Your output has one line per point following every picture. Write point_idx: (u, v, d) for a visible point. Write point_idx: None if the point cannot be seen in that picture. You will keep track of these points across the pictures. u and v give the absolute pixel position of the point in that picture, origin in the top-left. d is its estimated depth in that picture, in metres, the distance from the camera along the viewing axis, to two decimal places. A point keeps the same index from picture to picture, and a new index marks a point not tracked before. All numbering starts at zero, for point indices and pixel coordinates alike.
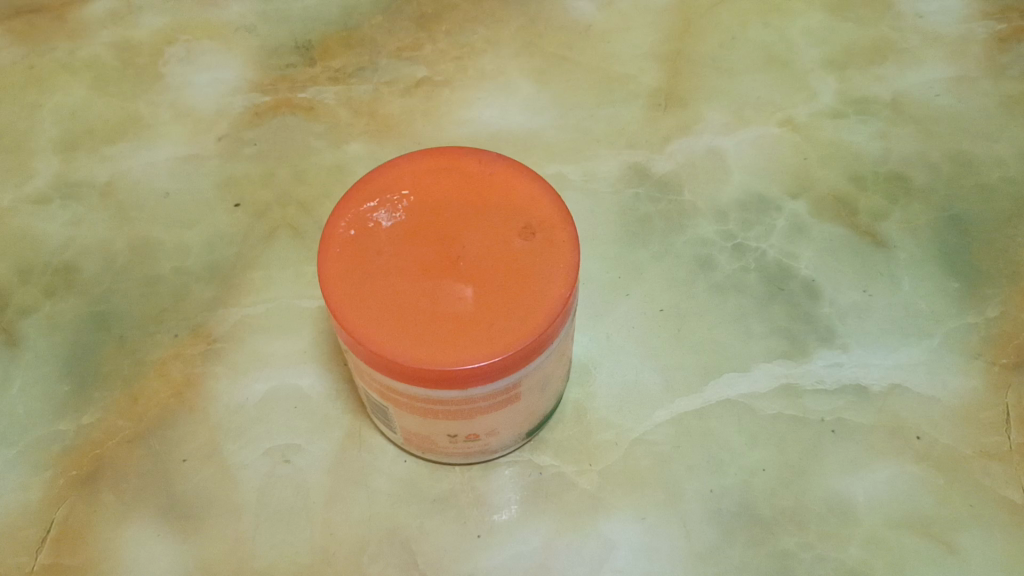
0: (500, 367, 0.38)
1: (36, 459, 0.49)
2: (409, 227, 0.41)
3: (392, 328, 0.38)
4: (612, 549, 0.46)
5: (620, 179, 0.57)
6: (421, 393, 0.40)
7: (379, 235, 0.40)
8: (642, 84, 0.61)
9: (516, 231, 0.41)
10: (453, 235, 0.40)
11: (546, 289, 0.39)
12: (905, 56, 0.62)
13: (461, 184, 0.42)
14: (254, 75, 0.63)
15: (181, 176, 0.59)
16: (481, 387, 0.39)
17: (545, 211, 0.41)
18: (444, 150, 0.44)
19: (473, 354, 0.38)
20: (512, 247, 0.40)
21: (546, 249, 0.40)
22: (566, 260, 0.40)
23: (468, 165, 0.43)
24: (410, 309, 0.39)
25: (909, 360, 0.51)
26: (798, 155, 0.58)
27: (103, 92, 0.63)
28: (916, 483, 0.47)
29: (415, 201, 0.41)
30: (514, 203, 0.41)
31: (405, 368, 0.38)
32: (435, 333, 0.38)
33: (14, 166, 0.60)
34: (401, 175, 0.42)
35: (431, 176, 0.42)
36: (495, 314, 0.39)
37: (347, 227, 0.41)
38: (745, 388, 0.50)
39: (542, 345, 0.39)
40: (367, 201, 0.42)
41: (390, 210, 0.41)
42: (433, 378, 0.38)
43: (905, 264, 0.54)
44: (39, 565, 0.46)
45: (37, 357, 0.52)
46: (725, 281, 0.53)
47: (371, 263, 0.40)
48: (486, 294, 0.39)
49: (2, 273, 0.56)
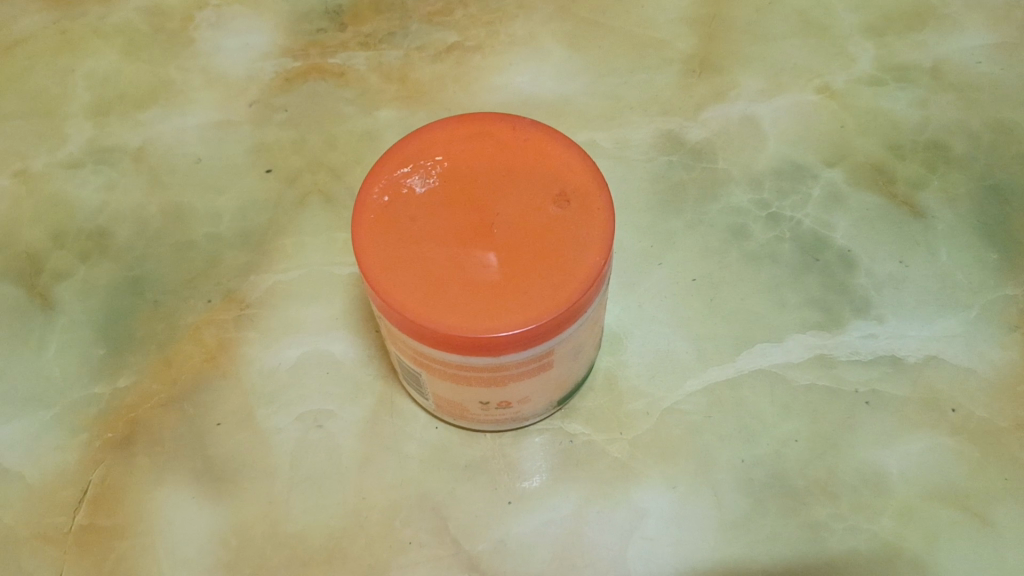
0: (535, 335, 0.38)
1: (72, 421, 0.50)
2: (443, 194, 0.40)
3: (426, 295, 0.38)
4: (643, 517, 0.46)
5: (653, 146, 0.57)
6: (455, 360, 0.40)
7: (413, 201, 0.40)
8: (676, 49, 0.60)
9: (550, 197, 0.40)
10: (488, 201, 0.40)
11: (581, 256, 0.39)
12: (947, 22, 0.61)
13: (495, 150, 0.42)
14: (284, 40, 0.63)
15: (213, 141, 0.59)
16: (516, 354, 0.39)
17: (581, 178, 0.41)
18: (477, 115, 0.43)
19: (508, 321, 0.38)
20: (547, 214, 0.40)
21: (581, 217, 0.40)
22: (602, 228, 0.40)
23: (502, 131, 0.42)
24: (444, 277, 0.39)
25: (946, 331, 0.50)
26: (835, 122, 0.57)
27: (134, 57, 0.63)
28: (951, 455, 0.46)
29: (449, 167, 0.41)
30: (548, 170, 0.41)
31: (440, 336, 0.38)
32: (469, 301, 0.38)
33: (47, 130, 0.60)
34: (435, 140, 0.42)
35: (464, 141, 0.42)
36: (530, 281, 0.38)
37: (381, 193, 0.41)
38: (779, 358, 0.50)
39: (576, 313, 0.39)
40: (401, 167, 0.41)
41: (424, 175, 0.41)
42: (468, 346, 0.38)
43: (943, 235, 0.53)
44: (76, 526, 0.47)
45: (72, 321, 0.53)
46: (760, 250, 0.53)
47: (404, 229, 0.40)
48: (520, 262, 0.39)
49: (36, 236, 0.56)
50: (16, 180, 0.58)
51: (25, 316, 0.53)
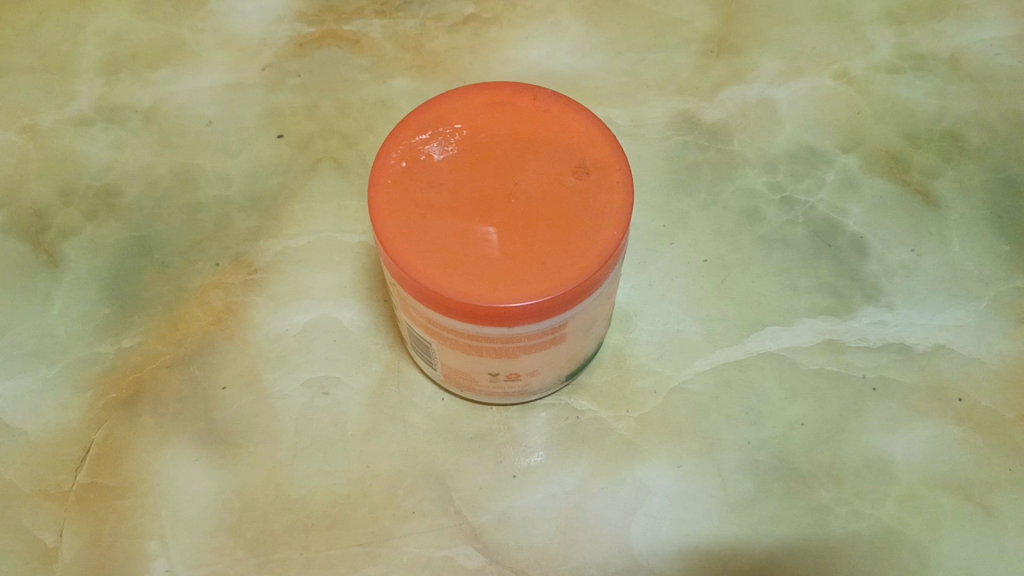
0: (550, 307, 0.38)
1: (77, 378, 0.50)
2: (461, 161, 0.40)
3: (441, 263, 0.38)
4: (647, 495, 0.46)
5: (669, 125, 0.57)
6: (468, 329, 0.39)
7: (431, 168, 0.40)
8: (694, 29, 0.60)
9: (569, 169, 0.40)
10: (505, 171, 0.40)
11: (598, 229, 0.39)
12: (966, 12, 0.60)
13: (514, 120, 0.41)
14: (299, 5, 0.62)
15: (224, 103, 0.58)
16: (529, 326, 0.39)
17: (600, 150, 0.41)
18: (496, 84, 0.43)
19: (525, 291, 0.37)
20: (565, 186, 0.40)
21: (600, 189, 0.40)
22: (619, 201, 0.39)
23: (522, 101, 0.42)
24: (460, 245, 0.38)
25: (955, 321, 0.50)
26: (852, 108, 0.57)
27: (147, 16, 0.62)
28: (956, 444, 0.46)
29: (468, 135, 0.41)
30: (567, 141, 0.41)
31: (455, 303, 0.38)
32: (485, 270, 0.38)
33: (57, 86, 0.59)
34: (453, 109, 0.42)
35: (483, 110, 0.42)
36: (546, 252, 0.38)
37: (399, 159, 0.40)
38: (788, 341, 0.49)
39: (592, 287, 0.39)
40: (419, 133, 0.41)
41: (442, 143, 0.41)
42: (482, 315, 0.38)
43: (955, 225, 0.53)
44: (79, 483, 0.47)
45: (79, 280, 0.53)
46: (772, 234, 0.53)
47: (422, 196, 0.39)
48: (537, 233, 0.38)
49: (44, 193, 0.56)
50: (24, 135, 0.57)
51: (31, 273, 0.53)
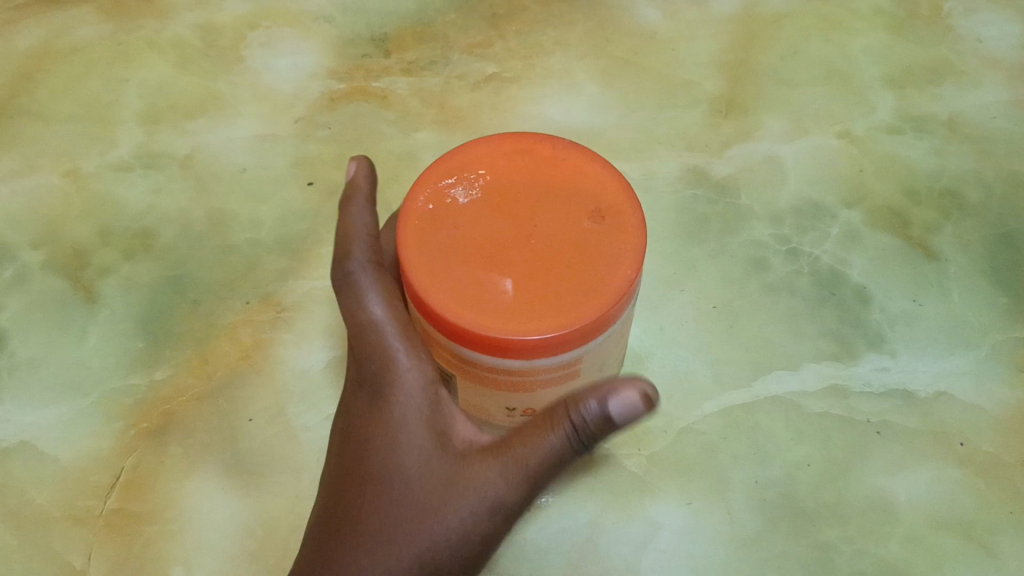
0: (566, 341, 0.40)
1: (109, 408, 0.52)
2: (486, 204, 0.43)
3: (466, 298, 0.40)
4: (658, 530, 0.47)
5: (679, 179, 0.59)
6: (486, 362, 0.41)
7: (456, 210, 0.42)
8: (704, 91, 0.63)
9: (586, 213, 0.43)
10: (526, 214, 0.42)
11: (613, 269, 0.41)
12: (963, 78, 0.64)
13: (535, 168, 0.44)
14: (331, 63, 0.66)
15: (258, 153, 0.62)
16: (546, 361, 0.40)
17: (614, 198, 0.43)
18: (518, 135, 0.46)
19: (544, 325, 0.39)
20: (582, 228, 0.42)
21: (615, 231, 0.42)
22: (632, 244, 0.42)
23: (542, 151, 0.45)
24: (485, 281, 0.40)
25: (956, 368, 0.52)
26: (855, 166, 0.60)
27: (186, 70, 0.66)
28: (957, 487, 0.48)
29: (492, 181, 0.43)
30: (583, 188, 0.43)
31: (475, 335, 0.40)
32: (507, 305, 0.40)
33: (99, 134, 0.63)
34: (477, 156, 0.44)
35: (506, 158, 0.44)
36: (563, 288, 0.40)
37: (426, 202, 0.43)
38: (794, 385, 0.51)
39: (605, 324, 0.41)
40: (446, 179, 0.44)
41: (467, 187, 0.43)
42: (502, 347, 0.40)
43: (955, 277, 0.55)
44: (107, 510, 0.48)
45: (114, 315, 0.55)
46: (779, 282, 0.55)
47: (448, 236, 0.42)
48: (555, 271, 0.41)
49: (83, 233, 0.58)
50: (66, 179, 0.61)
51: (69, 308, 0.55)
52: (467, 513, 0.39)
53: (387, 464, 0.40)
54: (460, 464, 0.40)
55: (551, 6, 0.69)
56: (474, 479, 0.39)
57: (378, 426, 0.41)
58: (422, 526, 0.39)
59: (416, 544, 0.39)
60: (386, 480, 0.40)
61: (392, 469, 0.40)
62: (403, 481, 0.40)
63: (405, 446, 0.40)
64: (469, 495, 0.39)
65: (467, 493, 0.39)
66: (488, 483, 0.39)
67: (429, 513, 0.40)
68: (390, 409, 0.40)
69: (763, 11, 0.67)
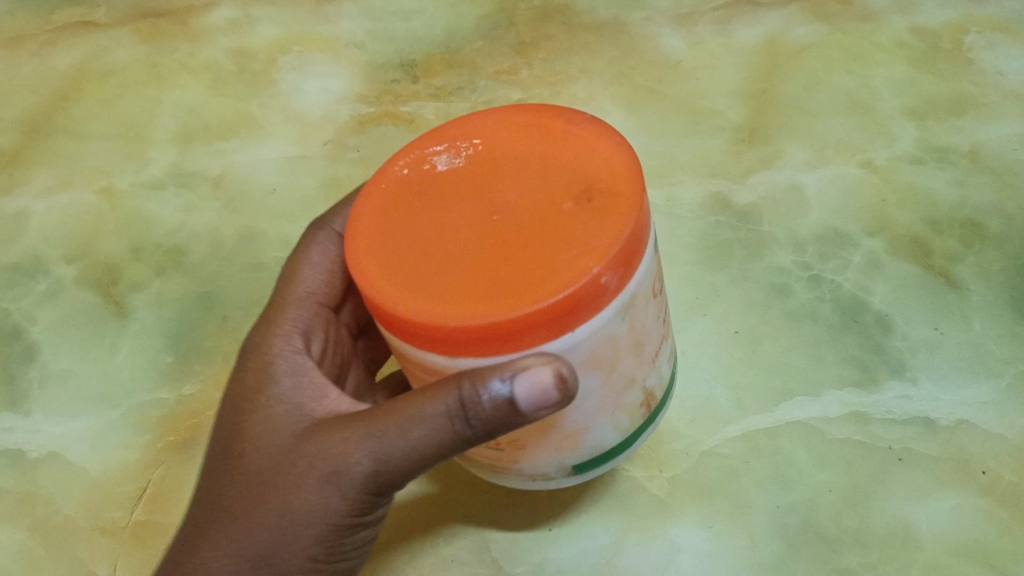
0: (493, 338, 0.31)
1: (136, 421, 0.52)
2: (460, 174, 0.35)
3: (393, 270, 0.32)
4: (678, 553, 0.47)
5: (702, 206, 0.61)
6: (412, 352, 0.33)
7: (428, 177, 0.35)
8: (727, 119, 0.64)
9: (572, 194, 0.33)
10: (499, 185, 0.34)
11: (580, 260, 0.31)
12: (985, 110, 0.64)
13: (536, 140, 0.35)
14: (361, 88, 0.68)
15: (287, 173, 0.63)
16: (473, 362, 0.32)
17: (618, 179, 0.33)
18: (536, 104, 0.37)
19: (464, 313, 0.30)
20: (562, 211, 0.32)
21: (600, 219, 0.32)
22: (610, 238, 0.31)
23: (553, 120, 0.36)
24: (422, 256, 0.32)
25: (977, 398, 0.51)
26: (876, 195, 0.60)
27: (219, 93, 0.68)
28: (979, 515, 0.47)
29: (481, 150, 0.35)
30: (581, 164, 0.34)
31: (389, 315, 0.32)
32: (433, 285, 0.31)
33: (135, 153, 0.65)
34: (478, 122, 0.36)
35: (511, 125, 0.36)
36: (509, 274, 0.31)
37: (400, 166, 0.36)
38: (816, 411, 0.51)
39: (551, 326, 0.31)
40: (432, 143, 0.36)
41: (451, 153, 0.35)
42: (417, 332, 0.31)
43: (977, 306, 0.55)
44: (133, 520, 0.49)
45: (144, 329, 0.56)
46: (801, 308, 0.56)
47: (407, 202, 0.34)
48: (507, 255, 0.31)
49: (117, 249, 0.60)
50: (100, 195, 0.63)
51: (101, 321, 0.57)
52: (316, 483, 0.38)
53: (253, 421, 0.41)
54: (316, 429, 0.39)
55: (578, 34, 0.71)
56: (327, 447, 0.38)
57: (255, 386, 0.43)
58: (275, 492, 0.38)
59: (256, 518, 0.38)
60: (247, 437, 0.40)
61: (255, 429, 0.40)
62: (254, 447, 0.40)
63: (273, 409, 0.41)
64: (319, 463, 0.38)
65: (319, 461, 0.38)
66: (345, 454, 0.37)
67: (275, 484, 0.38)
68: (267, 371, 0.43)
69: (786, 41, 0.68)
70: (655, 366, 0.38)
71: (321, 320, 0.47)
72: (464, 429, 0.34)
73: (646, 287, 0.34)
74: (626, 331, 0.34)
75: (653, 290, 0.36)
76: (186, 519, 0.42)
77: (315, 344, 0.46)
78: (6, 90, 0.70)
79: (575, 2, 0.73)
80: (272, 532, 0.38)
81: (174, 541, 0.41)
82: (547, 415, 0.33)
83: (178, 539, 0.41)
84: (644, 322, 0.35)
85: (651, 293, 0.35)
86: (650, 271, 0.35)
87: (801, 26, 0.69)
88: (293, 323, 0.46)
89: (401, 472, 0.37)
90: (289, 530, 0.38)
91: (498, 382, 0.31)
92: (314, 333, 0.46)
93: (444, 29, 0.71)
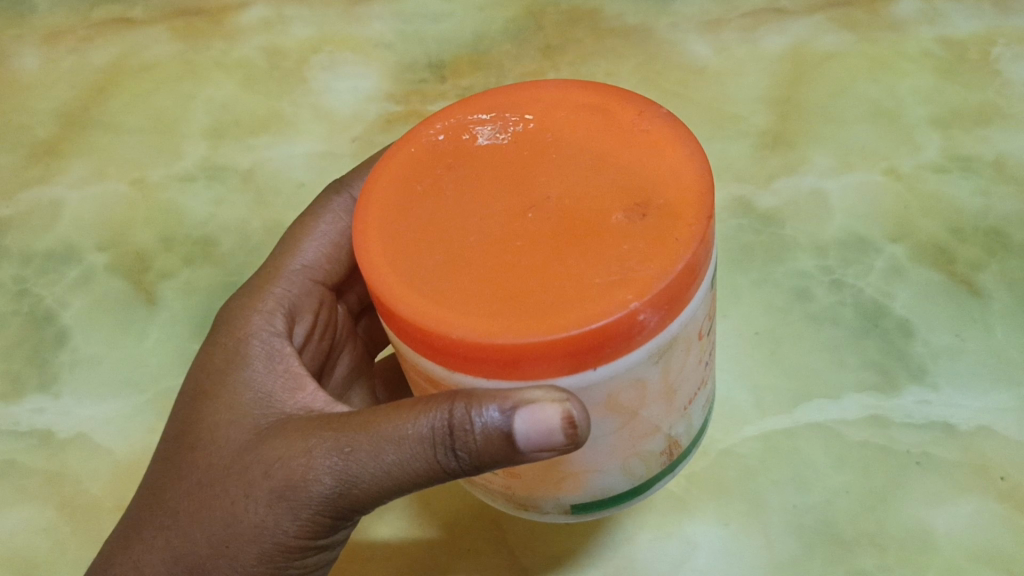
0: (496, 357, 0.30)
1: (162, 405, 0.53)
2: (500, 154, 0.34)
3: (402, 250, 0.32)
4: (694, 550, 0.48)
5: (725, 209, 0.61)
6: (410, 356, 0.33)
7: (469, 149, 0.35)
8: (752, 125, 0.65)
9: (623, 203, 0.32)
10: (539, 180, 0.33)
11: (613, 287, 0.30)
12: (1011, 121, 0.64)
13: (594, 131, 0.34)
14: (389, 87, 0.69)
15: (317, 169, 0.64)
16: (472, 379, 0.31)
17: (683, 197, 0.32)
18: (611, 90, 0.36)
19: (468, 321, 0.30)
20: (606, 220, 0.32)
21: (648, 236, 0.31)
22: (655, 269, 0.30)
23: (624, 114, 0.35)
24: (437, 242, 0.32)
25: (998, 405, 0.51)
26: (900, 202, 0.60)
27: (251, 90, 0.69)
28: (998, 522, 0.47)
29: (530, 130, 0.35)
30: (641, 172, 0.33)
31: (386, 305, 0.31)
32: (443, 280, 0.31)
33: (168, 146, 0.67)
34: (539, 99, 0.36)
35: (571, 110, 0.35)
36: (527, 290, 0.30)
37: (440, 132, 0.36)
38: (835, 414, 0.51)
39: (567, 358, 0.30)
40: (481, 113, 0.36)
41: (497, 129, 0.35)
42: (412, 332, 0.31)
43: (999, 314, 0.55)
44: None
45: (172, 317, 0.57)
46: (821, 312, 0.56)
47: (435, 174, 0.34)
48: (535, 259, 0.31)
49: (148, 239, 0.62)
50: (133, 187, 0.65)
51: (130, 308, 0.58)
52: (269, 494, 0.36)
53: (219, 407, 0.40)
54: (280, 433, 0.37)
55: (605, 38, 0.71)
56: (286, 458, 0.36)
57: (225, 368, 0.42)
58: (225, 495, 0.37)
59: (204, 520, 0.38)
60: (207, 428, 0.40)
61: (218, 418, 0.40)
62: (217, 444, 0.39)
63: (238, 397, 0.40)
64: (276, 475, 0.36)
65: (276, 472, 0.36)
66: (305, 470, 0.36)
67: (226, 488, 0.37)
68: (239, 353, 0.42)
69: (812, 49, 0.69)
70: (686, 415, 0.37)
71: (313, 298, 0.47)
72: (444, 455, 0.34)
73: (689, 330, 0.33)
74: (657, 376, 0.33)
75: (700, 330, 0.34)
76: (132, 503, 0.41)
77: (301, 326, 0.46)
78: (45, 83, 0.72)
79: (603, 7, 0.74)
80: (217, 537, 0.37)
81: (122, 521, 0.41)
82: (545, 454, 0.32)
83: (125, 522, 0.41)
84: (681, 369, 0.34)
85: (695, 335, 0.34)
86: (698, 312, 0.33)
87: (828, 35, 0.70)
88: (278, 300, 0.45)
89: (367, 494, 0.36)
90: (235, 537, 0.37)
91: (493, 411, 0.31)
92: (301, 312, 0.46)
93: (472, 32, 0.72)
